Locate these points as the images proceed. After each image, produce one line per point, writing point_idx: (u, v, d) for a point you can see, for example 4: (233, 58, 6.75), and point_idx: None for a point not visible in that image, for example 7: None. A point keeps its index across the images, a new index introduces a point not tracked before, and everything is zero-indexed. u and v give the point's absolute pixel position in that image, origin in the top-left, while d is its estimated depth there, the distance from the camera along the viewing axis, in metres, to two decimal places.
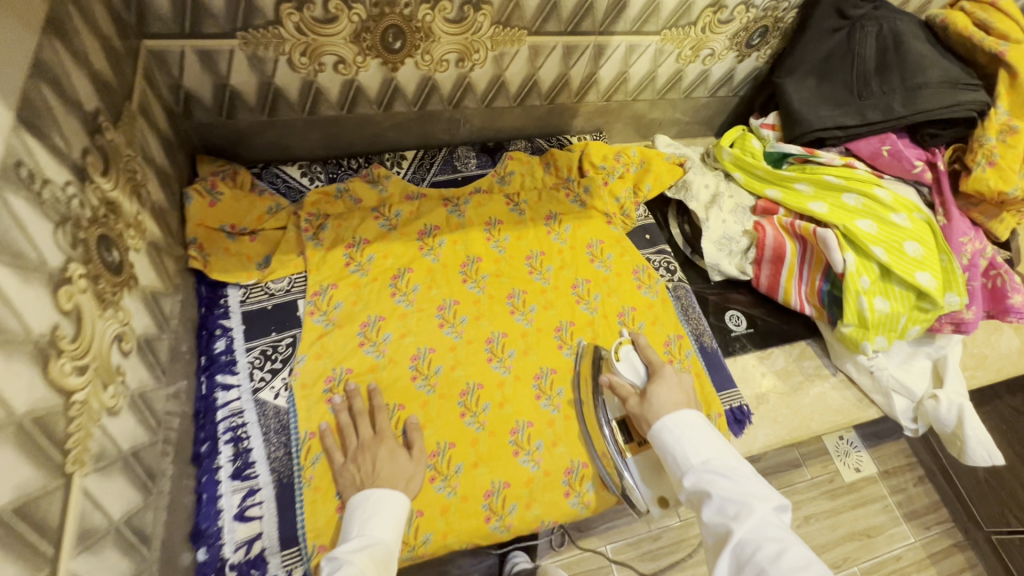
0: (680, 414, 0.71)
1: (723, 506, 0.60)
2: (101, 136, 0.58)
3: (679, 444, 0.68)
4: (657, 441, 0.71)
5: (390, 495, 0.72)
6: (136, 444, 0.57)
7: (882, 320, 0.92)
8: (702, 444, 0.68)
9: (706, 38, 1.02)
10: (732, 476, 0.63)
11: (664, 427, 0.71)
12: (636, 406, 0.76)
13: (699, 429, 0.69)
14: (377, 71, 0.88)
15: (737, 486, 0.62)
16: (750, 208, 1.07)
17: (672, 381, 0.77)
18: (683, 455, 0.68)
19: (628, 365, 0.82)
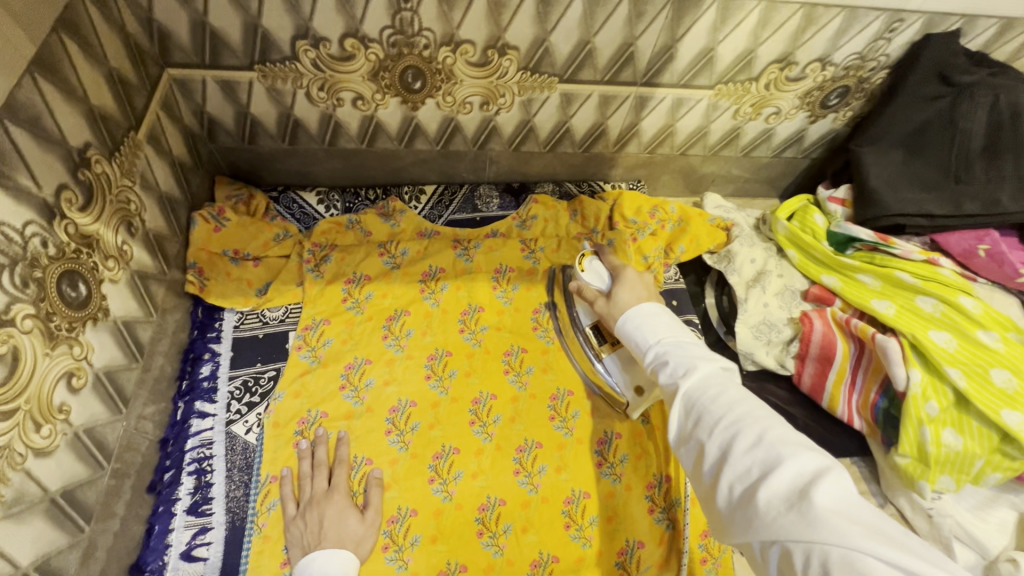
0: (642, 306, 0.70)
1: (675, 370, 0.60)
2: (88, 170, 0.59)
3: (637, 330, 0.67)
4: (621, 332, 0.70)
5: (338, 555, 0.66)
6: (71, 482, 0.56)
7: (950, 459, 0.75)
8: (661, 327, 0.66)
9: (771, 95, 0.90)
10: (684, 345, 0.63)
11: (625, 320, 0.70)
12: (603, 306, 0.77)
13: (657, 316, 0.68)
14: (397, 109, 0.85)
15: (690, 351, 0.61)
16: (801, 292, 0.93)
17: (633, 280, 0.77)
18: (643, 338, 0.66)
19: (593, 275, 0.80)
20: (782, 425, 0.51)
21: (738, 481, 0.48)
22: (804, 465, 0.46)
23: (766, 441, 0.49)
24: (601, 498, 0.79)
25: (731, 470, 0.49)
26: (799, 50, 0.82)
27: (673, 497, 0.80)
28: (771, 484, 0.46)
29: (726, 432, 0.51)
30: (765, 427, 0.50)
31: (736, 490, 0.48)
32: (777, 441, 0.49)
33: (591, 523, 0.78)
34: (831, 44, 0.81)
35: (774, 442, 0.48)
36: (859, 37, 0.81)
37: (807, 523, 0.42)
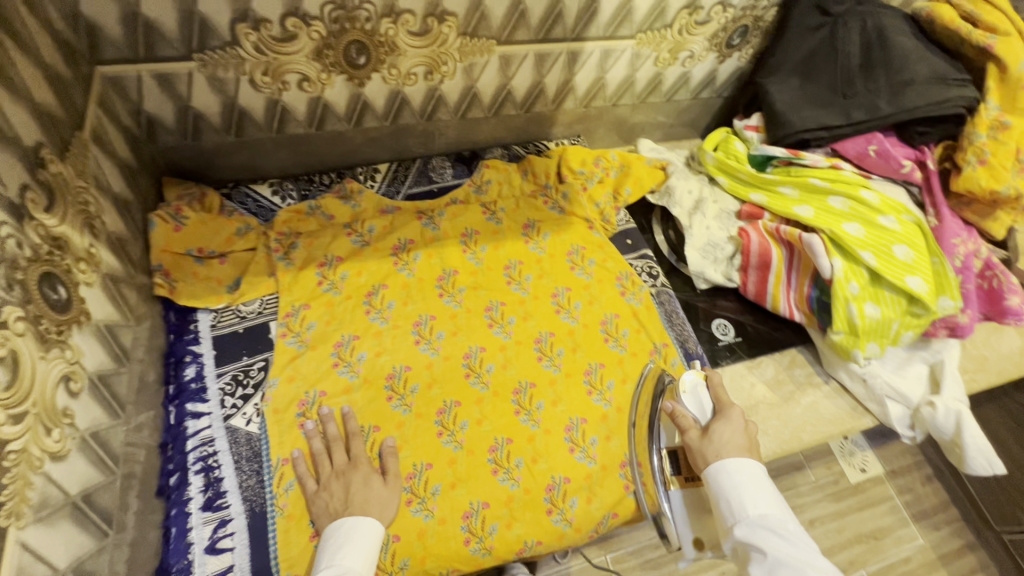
0: (744, 463, 0.67)
1: (775, 570, 0.57)
2: (45, 170, 0.57)
3: (736, 490, 0.65)
4: (712, 482, 0.67)
5: (363, 523, 0.68)
6: (88, 486, 0.55)
7: (873, 327, 0.89)
8: (762, 501, 0.64)
9: (684, 40, 1.00)
10: (787, 538, 0.60)
11: (722, 469, 0.67)
12: (696, 440, 0.72)
13: (757, 483, 0.65)
14: (343, 88, 0.86)
15: (792, 549, 0.58)
16: (735, 212, 1.04)
17: (738, 425, 0.72)
18: (740, 504, 0.64)
19: (694, 401, 0.77)
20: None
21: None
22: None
23: None
24: (597, 421, 0.88)
25: None
26: None
27: None
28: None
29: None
30: None
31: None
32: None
33: (593, 444, 0.86)
34: None
35: None
36: None
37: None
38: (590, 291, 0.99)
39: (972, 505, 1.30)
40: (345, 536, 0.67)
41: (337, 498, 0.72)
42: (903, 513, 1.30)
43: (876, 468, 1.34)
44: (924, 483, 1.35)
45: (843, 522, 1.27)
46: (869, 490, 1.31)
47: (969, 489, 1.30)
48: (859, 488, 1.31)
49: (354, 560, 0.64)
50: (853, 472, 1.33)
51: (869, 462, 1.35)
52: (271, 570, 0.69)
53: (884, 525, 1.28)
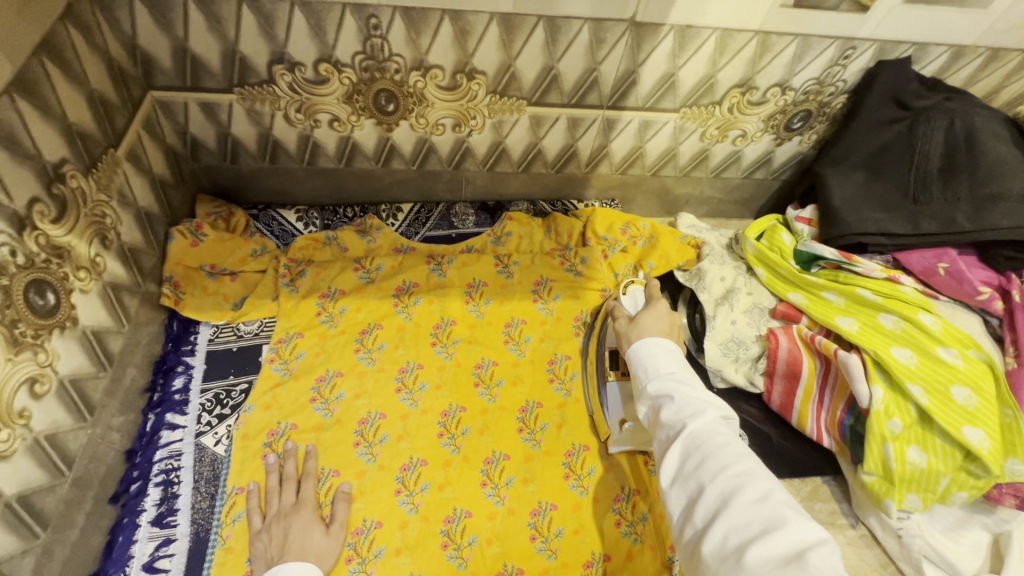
0: (658, 338, 0.68)
1: (681, 409, 0.58)
2: (63, 184, 0.61)
3: (650, 358, 0.66)
4: (631, 359, 0.69)
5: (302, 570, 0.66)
6: (28, 488, 0.57)
7: (915, 476, 0.75)
8: (670, 360, 0.65)
9: (735, 118, 0.93)
10: (693, 384, 0.61)
11: (640, 346, 0.68)
12: (623, 326, 0.76)
13: (668, 352, 0.66)
14: (372, 130, 0.88)
15: (696, 391, 0.60)
16: (769, 309, 0.93)
17: (661, 313, 0.75)
18: (653, 367, 0.65)
19: (630, 300, 0.82)
20: (784, 489, 0.50)
21: (736, 533, 0.47)
22: (801, 532, 0.46)
23: (772, 500, 0.49)
24: (568, 510, 0.80)
25: (735, 514, 0.48)
26: (759, 76, 0.85)
27: (640, 511, 0.81)
28: (769, 543, 0.45)
29: (730, 481, 0.51)
30: (772, 487, 0.50)
31: (730, 541, 0.47)
32: (783, 505, 0.48)
33: (557, 536, 0.78)
34: (789, 69, 0.84)
35: (780, 504, 0.48)
36: (817, 63, 0.83)
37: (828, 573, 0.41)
38: None
39: None
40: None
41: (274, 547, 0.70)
42: None
43: None
44: None
45: None
46: None
47: None
48: None
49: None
50: None
51: None
52: None
53: None
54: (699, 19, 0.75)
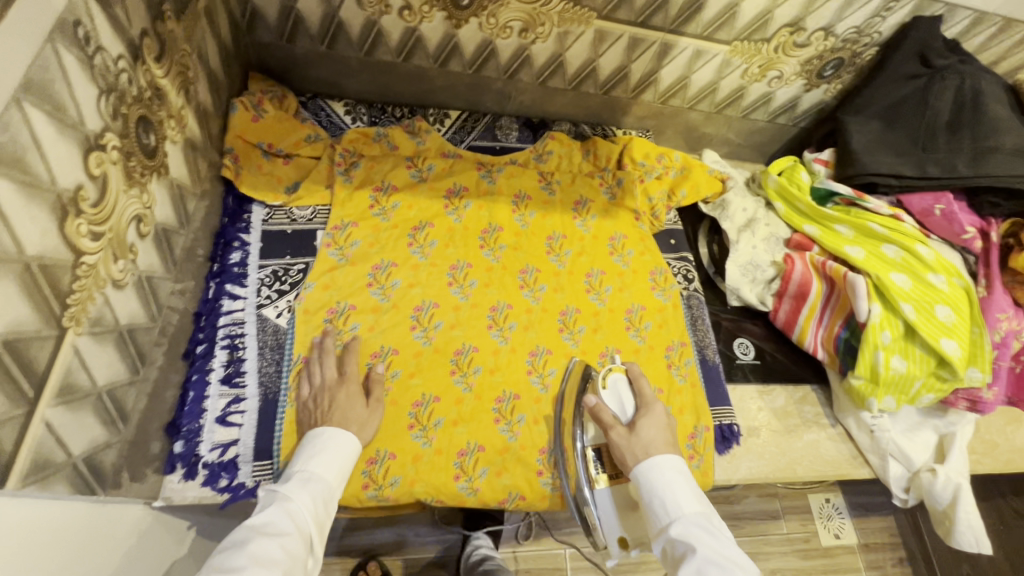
0: (673, 461, 0.70)
1: (703, 568, 0.59)
2: (162, 24, 0.59)
3: (669, 491, 0.67)
4: (642, 483, 0.70)
5: (345, 441, 0.68)
6: (134, 322, 0.58)
7: (896, 380, 0.88)
8: (690, 498, 0.67)
9: (778, 59, 0.99)
10: (713, 533, 0.63)
11: (653, 468, 0.70)
12: (621, 437, 0.75)
13: (685, 484, 0.69)
14: (440, 25, 0.89)
15: (721, 547, 0.62)
16: (784, 239, 1.04)
17: (661, 421, 0.76)
18: (673, 503, 0.66)
19: (617, 398, 0.80)
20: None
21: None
22: None
23: None
24: None
25: None
26: (810, 17, 0.91)
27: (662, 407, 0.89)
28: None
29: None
30: None
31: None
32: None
33: None
34: (837, 13, 0.91)
35: None
36: (861, 11, 0.91)
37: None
38: (623, 278, 1.00)
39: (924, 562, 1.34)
40: (329, 442, 0.68)
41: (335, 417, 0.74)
42: None
43: (850, 538, 1.35)
44: (894, 565, 1.35)
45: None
46: (838, 555, 1.32)
47: (925, 547, 1.34)
48: (828, 551, 1.32)
49: (330, 472, 0.65)
50: (825, 535, 1.33)
51: (845, 530, 1.35)
52: (272, 454, 0.72)
53: None
54: None
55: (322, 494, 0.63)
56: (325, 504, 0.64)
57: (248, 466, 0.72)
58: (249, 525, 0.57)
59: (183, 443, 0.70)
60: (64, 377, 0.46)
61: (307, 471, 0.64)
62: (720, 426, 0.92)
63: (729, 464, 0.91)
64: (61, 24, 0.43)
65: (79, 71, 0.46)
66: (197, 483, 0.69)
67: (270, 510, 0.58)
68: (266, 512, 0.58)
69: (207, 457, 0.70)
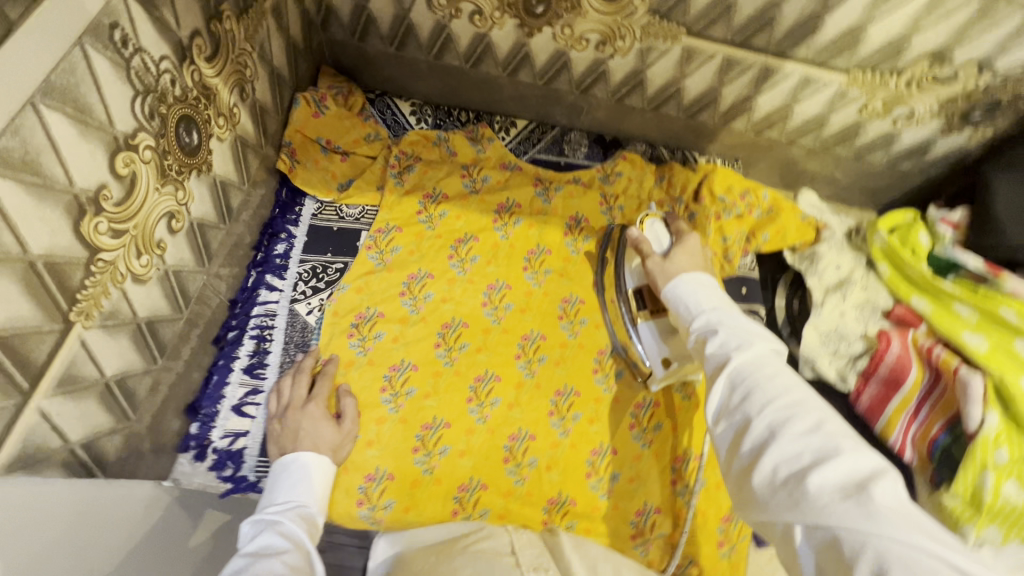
0: (696, 277, 0.64)
1: (726, 339, 0.53)
2: (220, 24, 0.60)
3: (691, 297, 0.61)
4: (668, 299, 0.64)
5: (318, 465, 0.65)
6: (155, 314, 0.60)
7: (1008, 511, 0.70)
8: (711, 299, 0.60)
9: (908, 95, 0.83)
10: (740, 318, 0.56)
11: (676, 287, 0.64)
12: (654, 265, 0.70)
13: (708, 290, 0.62)
14: (511, 32, 0.83)
15: (743, 323, 0.55)
16: (883, 309, 0.87)
17: (694, 249, 0.72)
18: (694, 306, 0.60)
19: (654, 235, 0.77)
20: (838, 419, 0.45)
21: (785, 463, 0.42)
22: (854, 462, 0.41)
23: (823, 431, 0.43)
24: (628, 458, 0.79)
25: (774, 453, 0.43)
26: (959, 48, 0.74)
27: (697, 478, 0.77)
28: (825, 469, 0.40)
29: (778, 412, 0.45)
30: (824, 417, 0.44)
31: (781, 472, 0.42)
32: (834, 432, 0.43)
33: (612, 479, 0.78)
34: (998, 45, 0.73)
35: (832, 434, 0.42)
36: None
37: (865, 515, 0.37)
38: None
39: None
40: (295, 470, 0.63)
41: (328, 436, 0.69)
42: None
43: None
44: None
45: None
46: None
47: None
48: None
49: (312, 496, 0.62)
50: None
51: None
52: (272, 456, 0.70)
53: None
54: None
55: (307, 512, 0.60)
56: (315, 527, 0.59)
57: (253, 460, 0.71)
58: (246, 553, 0.51)
59: (199, 425, 0.72)
60: (67, 368, 0.48)
61: (291, 501, 0.60)
62: None
63: None
64: (93, 27, 0.43)
65: (111, 75, 0.46)
66: (205, 468, 0.70)
67: (262, 535, 0.53)
68: (260, 538, 0.53)
69: (216, 444, 0.71)
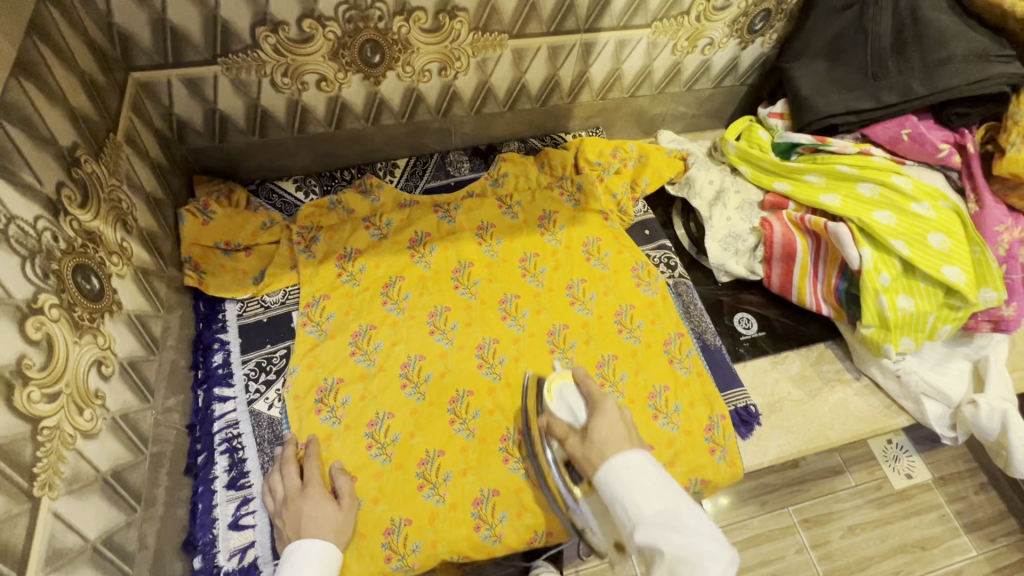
0: (628, 458, 0.62)
1: (676, 569, 0.53)
2: (80, 169, 0.61)
3: (628, 494, 0.59)
4: (604, 489, 0.62)
5: (323, 551, 0.66)
6: (118, 464, 0.59)
7: (906, 320, 0.84)
8: (651, 493, 0.59)
9: (703, 27, 0.97)
10: (681, 528, 0.56)
11: (610, 471, 0.61)
12: (578, 447, 0.68)
13: (647, 475, 0.60)
14: (360, 86, 0.89)
15: (687, 542, 0.54)
16: (758, 203, 1.01)
17: (614, 417, 0.68)
18: (634, 505, 0.58)
19: (566, 408, 0.73)
20: None
21: None
22: None
23: None
24: None
25: None
26: None
27: (673, 403, 0.87)
28: None
29: None
30: None
31: None
32: None
33: None
34: None
35: None
36: None
37: None
38: (606, 282, 0.98)
39: (1007, 480, 1.27)
40: (300, 560, 0.65)
41: (332, 513, 0.71)
42: (954, 522, 1.22)
43: (924, 475, 1.27)
44: (978, 492, 1.27)
45: (886, 530, 1.20)
46: (916, 496, 1.24)
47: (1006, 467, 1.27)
48: (904, 495, 1.24)
49: None
50: (897, 478, 1.26)
51: (916, 467, 1.28)
52: None
53: (933, 534, 1.21)
54: None
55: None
56: None
57: (270, 566, 0.71)
58: None
59: (201, 558, 0.70)
60: (49, 545, 0.47)
61: None
62: (737, 410, 0.88)
63: (756, 447, 0.87)
64: None
65: None
66: None
67: None
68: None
69: (227, 566, 0.70)
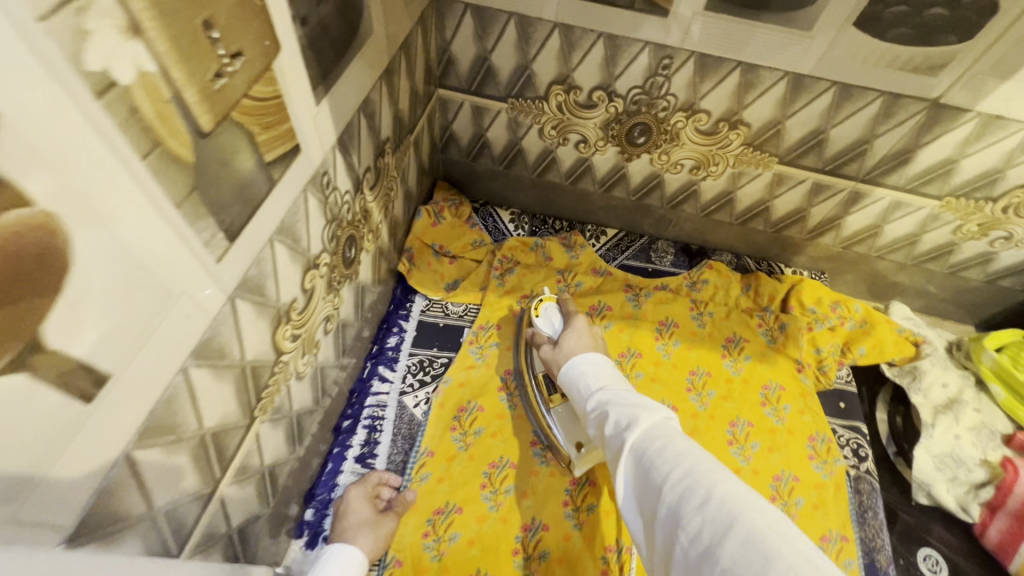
0: (586, 356, 0.69)
1: (618, 417, 0.55)
2: (381, 159, 0.71)
3: (582, 378, 0.66)
4: (566, 382, 0.68)
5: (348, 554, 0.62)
6: (302, 407, 0.66)
7: None
8: (605, 378, 0.65)
9: (1004, 219, 0.85)
10: (626, 395, 0.59)
11: (571, 366, 0.68)
12: (549, 352, 0.77)
13: (599, 368, 0.66)
14: (612, 157, 0.93)
15: (629, 400, 0.57)
16: (1002, 435, 0.84)
17: (581, 329, 0.77)
18: (587, 387, 0.64)
19: (546, 321, 0.83)
20: (731, 479, 0.44)
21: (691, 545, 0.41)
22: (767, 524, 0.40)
23: (713, 499, 0.42)
24: None
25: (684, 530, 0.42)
26: None
27: None
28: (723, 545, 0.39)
29: (677, 478, 0.45)
30: (715, 480, 0.43)
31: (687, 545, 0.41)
32: (724, 494, 0.42)
33: None
34: None
35: (723, 499, 0.41)
36: None
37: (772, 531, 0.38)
38: (775, 437, 0.88)
39: None
40: (328, 561, 0.60)
41: (365, 516, 0.70)
42: None
43: None
44: None
45: None
46: None
47: None
48: None
49: None
50: None
51: None
52: None
53: None
54: (1014, 110, 0.70)
55: None
56: None
57: None
58: None
59: (313, 512, 0.75)
60: (243, 460, 0.54)
61: None
62: None
63: None
64: (314, 177, 0.53)
65: (316, 209, 0.56)
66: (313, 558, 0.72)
67: None
68: None
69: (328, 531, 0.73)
